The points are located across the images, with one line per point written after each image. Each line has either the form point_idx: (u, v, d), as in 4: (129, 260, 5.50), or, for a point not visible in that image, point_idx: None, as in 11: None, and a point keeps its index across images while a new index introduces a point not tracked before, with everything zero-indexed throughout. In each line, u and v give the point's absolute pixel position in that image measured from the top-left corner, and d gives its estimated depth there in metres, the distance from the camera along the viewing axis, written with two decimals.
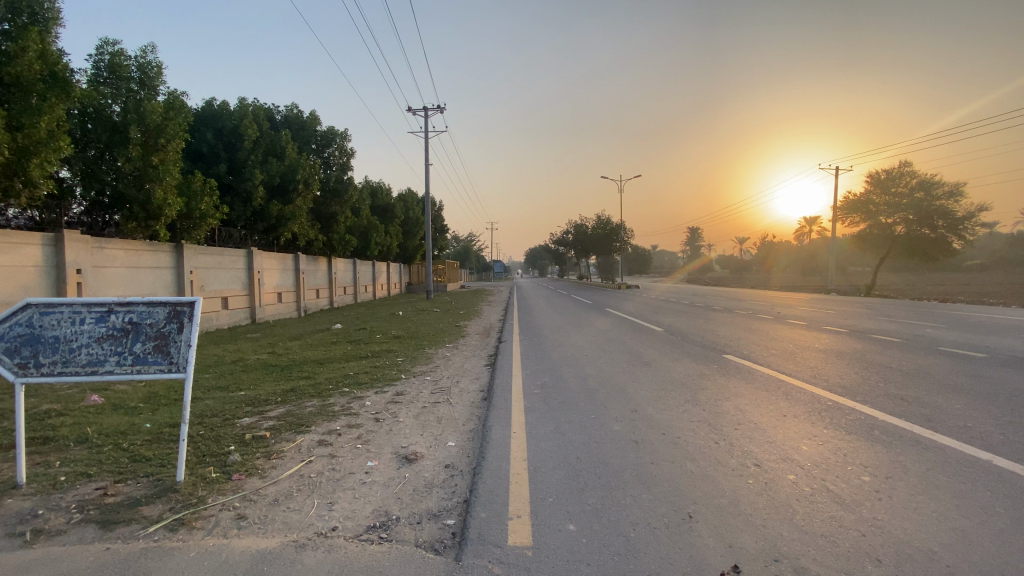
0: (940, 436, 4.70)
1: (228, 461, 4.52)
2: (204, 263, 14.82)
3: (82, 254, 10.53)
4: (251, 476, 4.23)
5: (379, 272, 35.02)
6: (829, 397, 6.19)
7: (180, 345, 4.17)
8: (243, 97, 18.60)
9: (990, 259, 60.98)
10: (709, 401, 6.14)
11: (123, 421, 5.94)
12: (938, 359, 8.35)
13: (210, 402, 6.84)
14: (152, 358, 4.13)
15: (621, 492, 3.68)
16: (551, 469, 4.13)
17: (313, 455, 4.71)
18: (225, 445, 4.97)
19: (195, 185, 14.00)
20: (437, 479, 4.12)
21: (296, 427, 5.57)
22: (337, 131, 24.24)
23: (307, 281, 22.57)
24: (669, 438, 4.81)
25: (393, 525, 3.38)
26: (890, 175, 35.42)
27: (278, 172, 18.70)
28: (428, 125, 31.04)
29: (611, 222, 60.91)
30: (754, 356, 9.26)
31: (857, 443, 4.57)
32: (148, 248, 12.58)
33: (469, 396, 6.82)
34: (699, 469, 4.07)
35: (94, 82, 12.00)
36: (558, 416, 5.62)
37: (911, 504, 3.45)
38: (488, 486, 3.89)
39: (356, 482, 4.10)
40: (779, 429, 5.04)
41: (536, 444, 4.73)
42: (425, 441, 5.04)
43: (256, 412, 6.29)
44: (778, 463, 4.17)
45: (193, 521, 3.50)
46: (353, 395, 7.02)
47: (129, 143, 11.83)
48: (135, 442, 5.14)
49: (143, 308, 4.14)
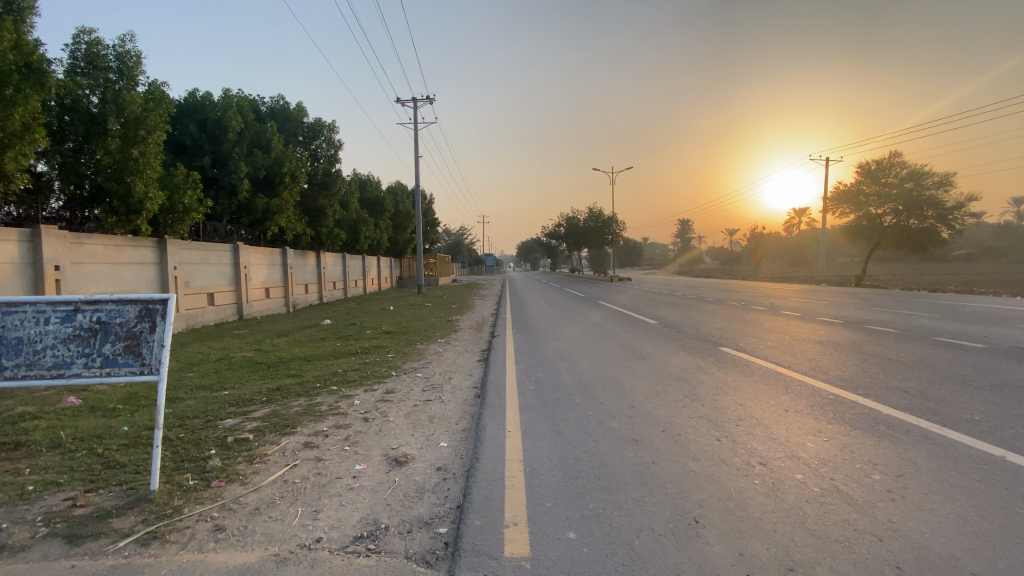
0: (948, 431, 4.56)
1: (207, 466, 4.28)
2: (189, 259, 14.45)
3: (61, 251, 10.16)
4: (232, 483, 4.00)
5: (369, 266, 34.66)
6: (830, 390, 6.06)
7: (152, 346, 3.90)
8: (226, 88, 18.12)
9: (976, 249, 61.70)
10: (709, 395, 5.99)
11: (99, 424, 5.67)
12: (936, 350, 8.27)
13: (192, 402, 6.58)
14: (123, 359, 3.87)
15: (622, 495, 3.50)
16: (549, 471, 3.94)
17: (298, 459, 4.48)
18: (205, 449, 4.73)
19: (177, 178, 13.61)
20: (428, 483, 3.92)
21: (281, 428, 5.34)
22: (325, 122, 23.80)
23: (296, 276, 22.23)
24: (669, 436, 4.63)
25: (381, 535, 3.17)
26: (880, 166, 35.40)
27: (263, 165, 18.30)
28: (418, 117, 30.64)
29: (603, 215, 60.80)
30: (750, 348, 9.14)
31: (864, 439, 4.42)
32: (130, 243, 12.19)
33: (462, 393, 6.62)
34: (702, 469, 3.90)
35: (71, 73, 11.48)
36: (554, 414, 5.45)
37: (926, 505, 3.30)
38: (484, 490, 3.69)
39: (343, 487, 3.89)
40: (781, 425, 4.88)
41: (532, 444, 4.54)
42: (416, 441, 4.83)
43: (240, 413, 6.03)
44: (783, 461, 4.01)
45: (167, 534, 3.27)
46: (342, 393, 6.78)
47: (109, 136, 11.41)
48: (110, 447, 4.88)
49: (112, 306, 3.87)
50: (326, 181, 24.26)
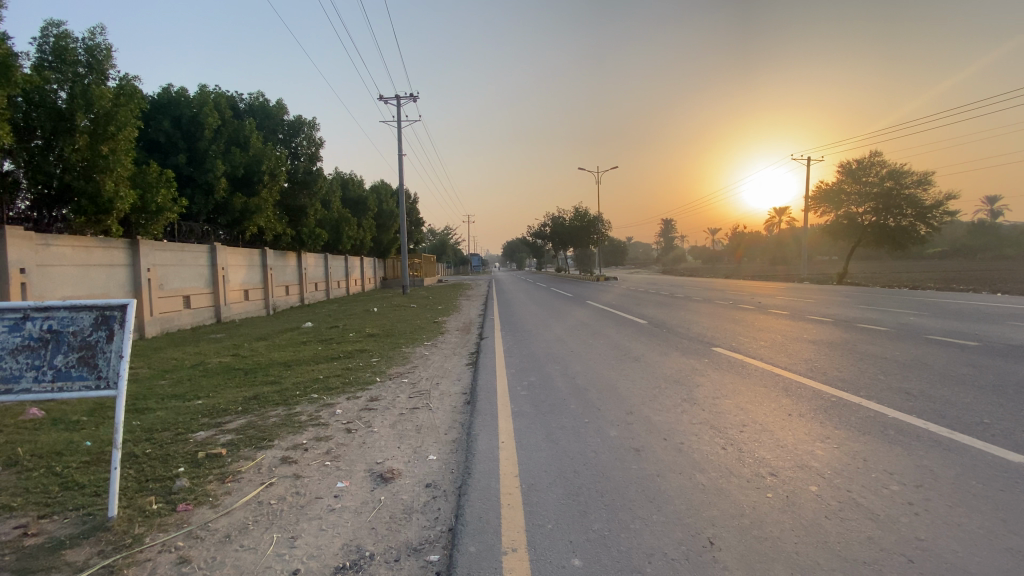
0: (959, 434, 4.41)
1: (174, 487, 3.91)
2: (163, 260, 13.87)
3: (26, 252, 9.59)
4: (201, 506, 3.64)
5: (353, 266, 34.13)
6: (832, 391, 5.89)
7: (110, 357, 3.49)
8: (203, 84, 17.51)
9: (953, 247, 62.97)
10: (707, 399, 5.78)
11: (60, 439, 5.21)
12: (932, 349, 8.18)
13: (162, 414, 6.16)
14: (76, 373, 3.46)
15: (628, 513, 3.24)
16: (547, 487, 3.66)
17: (274, 477, 4.13)
18: (173, 466, 4.35)
19: (150, 176, 12.99)
20: (417, 502, 3.62)
21: (257, 441, 4.98)
22: (306, 119, 23.26)
23: (276, 277, 21.66)
24: (672, 445, 4.38)
25: (366, 565, 2.86)
26: (860, 165, 36.07)
27: (241, 163, 17.75)
28: (400, 113, 30.43)
29: (588, 214, 60.93)
30: (744, 348, 9.02)
31: (875, 445, 4.23)
32: (101, 244, 11.60)
33: (450, 400, 6.32)
34: (710, 482, 3.65)
35: (38, 67, 10.89)
36: (549, 421, 5.18)
37: (953, 519, 3.09)
38: (478, 509, 3.41)
39: (324, 509, 3.56)
40: (786, 430, 4.68)
41: (527, 457, 4.25)
42: (402, 454, 4.52)
43: (213, 425, 5.63)
44: (794, 471, 3.79)
45: (126, 569, 2.91)
46: (323, 402, 6.42)
47: (77, 132, 10.82)
48: (69, 465, 4.46)
49: (65, 313, 3.48)
50: (307, 180, 23.71)
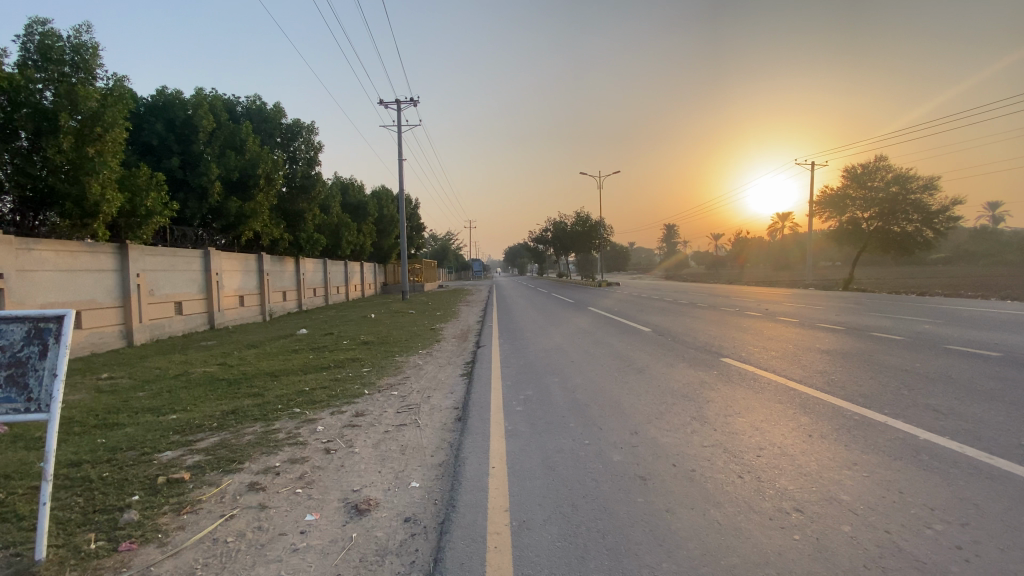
0: (998, 460, 3.96)
1: (120, 521, 3.46)
2: (154, 266, 13.48)
3: (4, 258, 9.21)
4: (147, 545, 3.21)
5: (352, 272, 33.73)
6: (853, 409, 5.42)
7: (42, 376, 3.08)
8: (198, 88, 17.22)
9: (956, 253, 62.38)
10: (719, 417, 5.31)
11: (14, 460, 4.78)
12: (954, 361, 7.64)
13: (131, 430, 5.72)
14: (3, 394, 3.04)
15: (633, 561, 2.79)
16: (541, 525, 3.22)
17: (237, 507, 3.69)
18: (127, 494, 3.92)
19: (139, 179, 12.55)
20: (392, 540, 3.17)
21: (226, 464, 4.55)
22: (304, 124, 22.95)
23: (272, 283, 21.24)
24: (681, 472, 3.94)
25: None
26: (865, 170, 35.36)
27: (236, 166, 17.38)
28: (401, 118, 30.91)
29: (590, 219, 60.31)
30: (754, 359, 8.54)
31: (910, 475, 3.76)
32: (86, 249, 11.21)
33: (440, 416, 5.90)
34: (725, 520, 3.19)
35: (22, 66, 10.56)
36: (546, 443, 4.74)
37: (1008, 566, 2.65)
38: (461, 552, 2.97)
39: (287, 548, 3.13)
40: (807, 454, 4.23)
41: (520, 486, 3.82)
42: (382, 481, 4.08)
43: (183, 443, 5.21)
44: (821, 506, 3.33)
45: None
46: (304, 418, 5.99)
47: (61, 133, 10.43)
48: (14, 492, 4.01)
49: None
50: (305, 184, 23.37)
